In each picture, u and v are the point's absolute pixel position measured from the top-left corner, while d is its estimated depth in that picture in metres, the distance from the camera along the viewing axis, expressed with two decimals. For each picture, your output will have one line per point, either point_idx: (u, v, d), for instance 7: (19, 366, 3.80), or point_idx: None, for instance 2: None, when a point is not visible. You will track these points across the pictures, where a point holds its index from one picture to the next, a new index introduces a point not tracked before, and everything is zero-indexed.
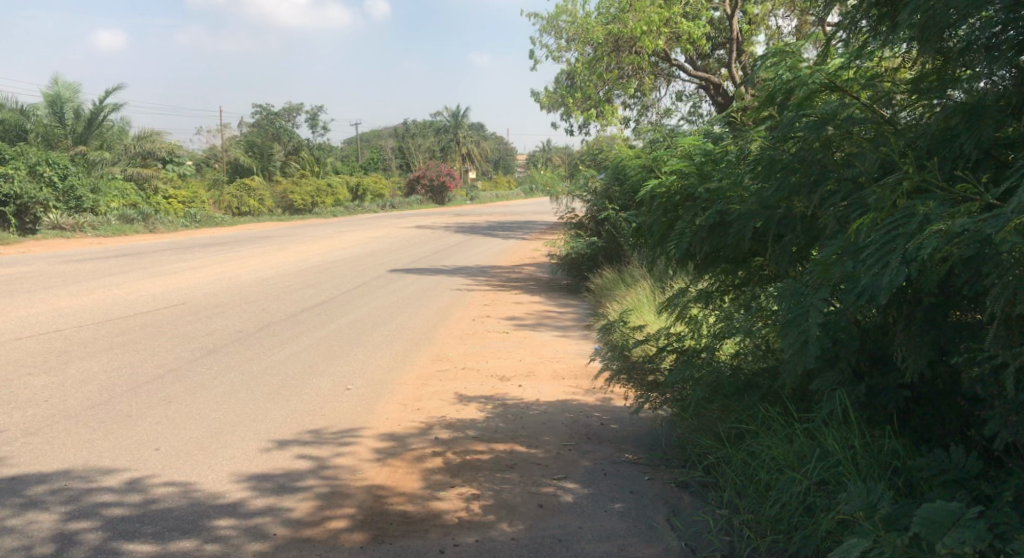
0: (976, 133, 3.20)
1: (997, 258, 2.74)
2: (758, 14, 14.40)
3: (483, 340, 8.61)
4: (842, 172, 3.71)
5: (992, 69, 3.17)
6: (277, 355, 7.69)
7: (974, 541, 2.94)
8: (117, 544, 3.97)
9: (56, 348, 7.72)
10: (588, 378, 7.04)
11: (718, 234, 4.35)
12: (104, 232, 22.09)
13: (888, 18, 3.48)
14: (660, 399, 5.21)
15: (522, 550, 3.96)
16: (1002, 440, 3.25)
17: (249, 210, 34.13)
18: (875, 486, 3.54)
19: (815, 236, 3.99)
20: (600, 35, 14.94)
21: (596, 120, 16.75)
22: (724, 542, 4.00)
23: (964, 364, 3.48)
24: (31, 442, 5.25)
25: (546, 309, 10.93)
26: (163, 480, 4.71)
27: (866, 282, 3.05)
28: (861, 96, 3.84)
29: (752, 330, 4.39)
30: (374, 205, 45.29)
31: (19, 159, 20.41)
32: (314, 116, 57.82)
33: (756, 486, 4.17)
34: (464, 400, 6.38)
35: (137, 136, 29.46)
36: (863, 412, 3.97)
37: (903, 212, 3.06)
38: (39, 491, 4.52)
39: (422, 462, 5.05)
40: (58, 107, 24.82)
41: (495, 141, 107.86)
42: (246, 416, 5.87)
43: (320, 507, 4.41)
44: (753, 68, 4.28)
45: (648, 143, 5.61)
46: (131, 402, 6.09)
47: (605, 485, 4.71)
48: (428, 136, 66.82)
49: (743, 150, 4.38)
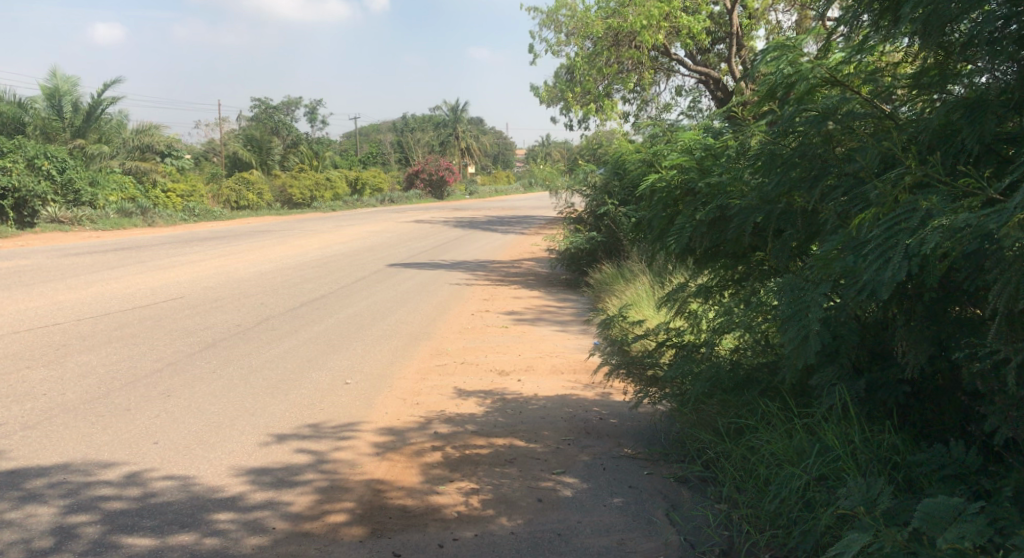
0: (979, 127, 3.19)
1: (999, 254, 2.73)
2: (759, 9, 14.35)
3: (482, 335, 8.60)
4: (843, 167, 3.70)
5: (994, 63, 3.15)
6: (275, 349, 7.69)
7: (975, 536, 2.93)
8: (117, 537, 3.97)
9: (55, 341, 7.71)
10: (587, 373, 7.04)
11: (718, 228, 4.34)
12: (103, 225, 22.07)
13: (890, 12, 3.46)
14: (658, 394, 5.21)
15: (521, 545, 3.96)
16: (1002, 435, 3.26)
17: (248, 204, 34.12)
18: (874, 481, 3.54)
19: (816, 232, 3.96)
20: (600, 29, 14.94)
21: (596, 114, 16.73)
22: (723, 537, 4.00)
23: (965, 360, 3.48)
24: (30, 435, 5.25)
25: (546, 304, 10.91)
26: (162, 474, 4.71)
27: (867, 278, 3.05)
28: (861, 91, 3.84)
29: (751, 325, 4.38)
30: (374, 199, 45.24)
31: (18, 152, 20.30)
32: (314, 110, 57.71)
33: (755, 480, 4.18)
34: (463, 394, 6.38)
35: (136, 129, 29.42)
36: (864, 408, 3.98)
37: (905, 207, 3.05)
38: (38, 484, 4.51)
39: (421, 456, 5.04)
40: (56, 100, 24.82)
41: (495, 135, 107.71)
42: (245, 410, 5.86)
43: (319, 501, 4.41)
44: (753, 62, 4.25)
45: (647, 138, 5.58)
46: (130, 396, 6.09)
47: (604, 479, 4.70)
48: (428, 130, 66.86)
49: (743, 145, 4.38)
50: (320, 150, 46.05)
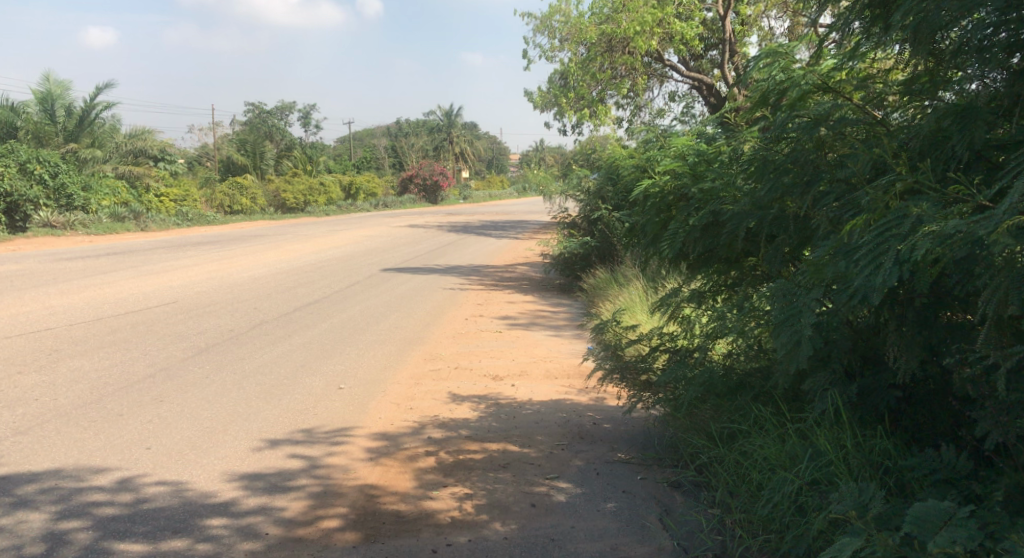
0: (969, 134, 3.21)
1: (990, 260, 2.75)
2: (752, 14, 14.38)
3: (476, 340, 8.59)
4: (835, 173, 3.72)
5: (984, 70, 3.18)
6: (268, 354, 7.66)
7: (965, 541, 2.95)
8: (109, 543, 3.96)
9: (46, 346, 7.69)
10: (581, 378, 7.05)
11: (711, 233, 4.36)
12: (95, 230, 21.98)
13: (881, 19, 3.49)
14: (652, 399, 5.18)
15: (513, 551, 3.96)
16: (992, 440, 3.27)
17: (241, 209, 34.05)
18: (865, 486, 3.56)
19: (808, 237, 3.99)
20: (594, 35, 15.01)
21: (590, 119, 16.80)
22: (716, 542, 4.02)
23: (955, 364, 3.50)
24: (21, 441, 5.23)
25: (540, 308, 10.91)
26: (155, 479, 4.70)
27: (859, 282, 3.06)
28: (853, 97, 3.87)
29: (744, 329, 4.28)
30: (367, 204, 45.27)
31: (10, 156, 20.25)
32: (308, 114, 57.53)
33: (748, 485, 4.20)
34: (457, 399, 6.38)
35: (128, 134, 29.35)
36: (854, 413, 3.99)
37: (895, 213, 3.06)
38: (29, 490, 4.50)
39: (414, 462, 5.04)
40: (49, 105, 24.79)
41: (488, 139, 107.74)
42: (238, 415, 5.85)
43: (312, 507, 4.41)
44: (745, 68, 4.26)
45: (641, 143, 5.58)
46: (122, 401, 6.08)
47: (598, 484, 4.71)
48: (422, 136, 66.98)
49: (737, 150, 4.40)
50: (313, 155, 46.04)
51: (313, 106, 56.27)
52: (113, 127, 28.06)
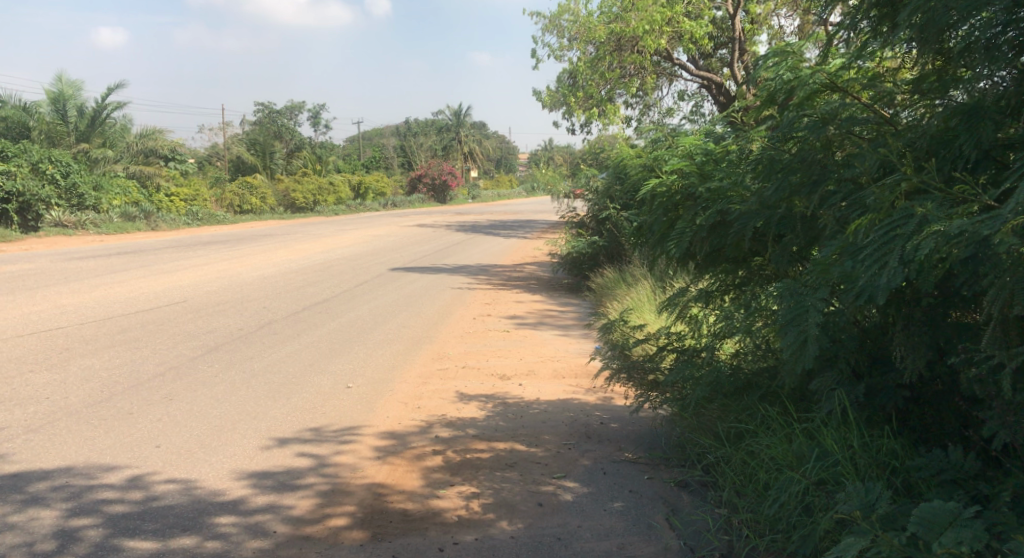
0: (976, 134, 3.21)
1: (995, 258, 2.76)
2: (761, 14, 14.34)
3: (483, 339, 8.60)
4: (842, 173, 3.73)
5: (993, 69, 3.17)
6: (276, 353, 7.69)
7: (971, 541, 2.95)
8: (119, 540, 3.99)
9: (58, 344, 7.75)
10: (588, 378, 7.05)
11: (718, 233, 4.37)
12: (106, 229, 22.09)
13: (889, 18, 3.49)
14: (659, 398, 5.19)
15: (520, 550, 3.97)
16: (1000, 440, 3.26)
17: (251, 208, 34.16)
18: (873, 485, 3.55)
19: (815, 237, 3.98)
20: (602, 34, 15.02)
21: (598, 118, 16.80)
22: (722, 541, 4.02)
23: (963, 364, 3.48)
24: (32, 438, 5.28)
25: (547, 308, 10.92)
26: (164, 477, 4.72)
27: (864, 282, 3.05)
28: (862, 96, 3.85)
29: (751, 329, 4.31)
30: (376, 204, 45.32)
31: (23, 156, 20.37)
32: (317, 113, 57.64)
33: (755, 485, 4.21)
34: (464, 398, 6.39)
35: (139, 133, 29.43)
36: (863, 412, 3.98)
37: (901, 213, 3.06)
38: (40, 487, 4.55)
39: (421, 460, 5.06)
40: (61, 105, 24.89)
41: (496, 138, 107.93)
42: (247, 414, 5.88)
43: (321, 505, 4.43)
44: (753, 68, 4.26)
45: (649, 142, 5.55)
46: (132, 399, 6.12)
47: (604, 484, 4.71)
48: (431, 135, 67.08)
49: (744, 150, 4.41)
50: (322, 155, 46.19)
51: (321, 105, 56.31)
52: (124, 126, 28.17)
